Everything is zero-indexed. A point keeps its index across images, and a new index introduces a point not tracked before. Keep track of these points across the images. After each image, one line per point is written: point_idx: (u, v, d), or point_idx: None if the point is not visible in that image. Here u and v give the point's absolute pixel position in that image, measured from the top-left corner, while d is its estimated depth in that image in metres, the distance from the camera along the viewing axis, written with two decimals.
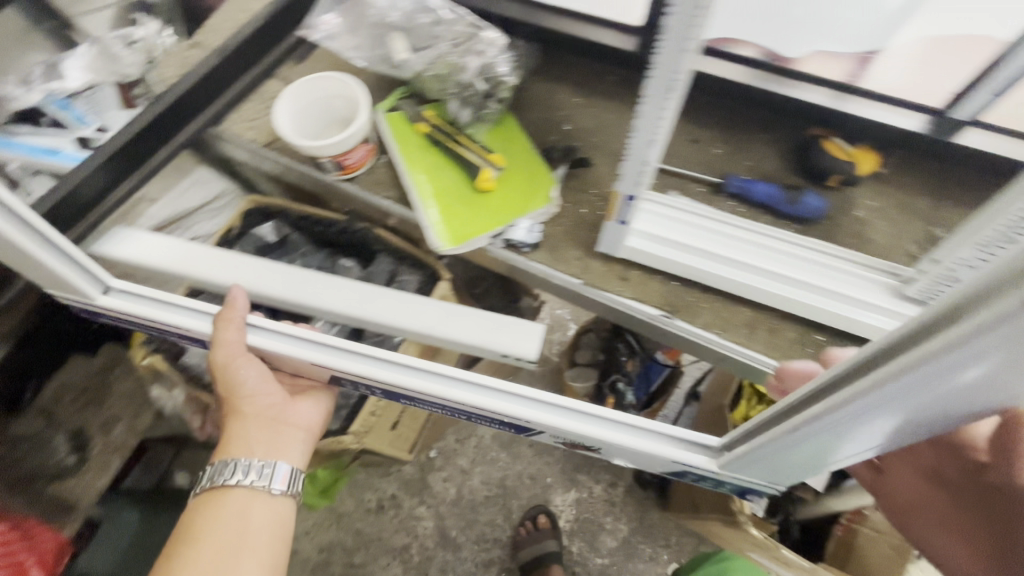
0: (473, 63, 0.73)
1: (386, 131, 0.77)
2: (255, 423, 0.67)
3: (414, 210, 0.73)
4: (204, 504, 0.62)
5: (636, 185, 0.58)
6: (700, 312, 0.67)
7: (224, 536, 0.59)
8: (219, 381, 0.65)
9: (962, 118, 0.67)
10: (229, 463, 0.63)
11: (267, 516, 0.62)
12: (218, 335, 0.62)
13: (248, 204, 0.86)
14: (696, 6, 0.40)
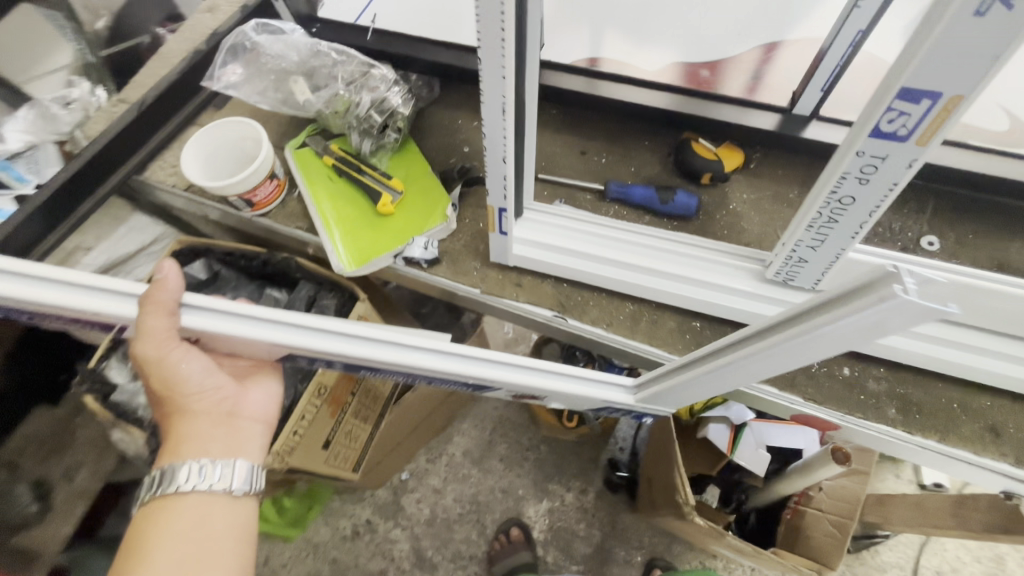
0: (367, 98, 0.80)
1: (295, 167, 0.83)
2: (207, 420, 0.60)
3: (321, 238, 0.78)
4: (156, 513, 0.56)
5: (502, 197, 0.63)
6: (587, 310, 0.73)
7: (186, 547, 0.55)
8: (153, 375, 0.57)
9: (805, 112, 0.75)
10: (181, 467, 0.57)
11: (231, 516, 0.59)
12: (145, 321, 0.51)
13: (178, 244, 0.89)
14: (497, 36, 0.46)
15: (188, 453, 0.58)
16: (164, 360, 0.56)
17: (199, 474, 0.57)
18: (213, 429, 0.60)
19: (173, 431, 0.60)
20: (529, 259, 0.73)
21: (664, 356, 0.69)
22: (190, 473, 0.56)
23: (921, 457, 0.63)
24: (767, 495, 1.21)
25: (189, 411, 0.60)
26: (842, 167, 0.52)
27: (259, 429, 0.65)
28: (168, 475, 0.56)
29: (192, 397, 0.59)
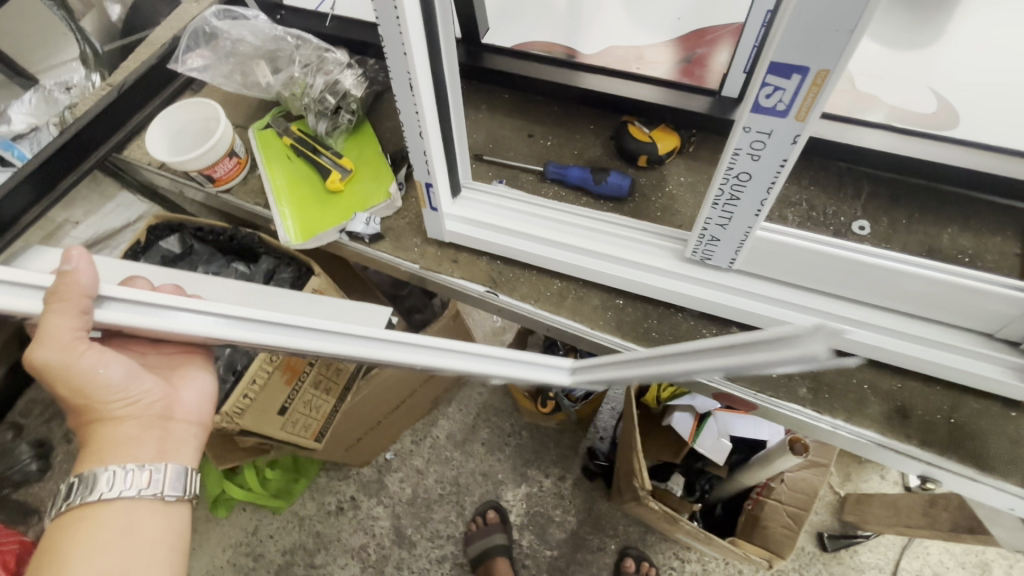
0: (321, 81, 0.85)
1: (255, 146, 0.88)
2: (132, 424, 0.59)
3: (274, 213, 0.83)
4: (75, 522, 0.54)
5: (427, 171, 0.66)
6: (517, 286, 0.76)
7: (114, 555, 0.52)
8: (65, 381, 0.55)
9: (735, 94, 0.77)
10: (105, 472, 0.55)
11: (159, 521, 0.57)
12: (54, 322, 0.50)
13: (154, 219, 0.96)
14: (392, 14, 0.49)
15: (112, 458, 0.57)
16: (77, 361, 0.54)
17: (122, 479, 0.55)
18: (138, 431, 0.58)
19: (92, 438, 0.57)
20: (463, 235, 0.76)
21: (587, 331, 0.72)
22: (111, 479, 0.55)
23: (835, 439, 0.64)
24: (730, 486, 1.21)
25: (111, 416, 0.58)
26: (734, 143, 0.53)
27: (193, 431, 0.64)
28: (88, 480, 0.55)
29: (114, 399, 0.57)
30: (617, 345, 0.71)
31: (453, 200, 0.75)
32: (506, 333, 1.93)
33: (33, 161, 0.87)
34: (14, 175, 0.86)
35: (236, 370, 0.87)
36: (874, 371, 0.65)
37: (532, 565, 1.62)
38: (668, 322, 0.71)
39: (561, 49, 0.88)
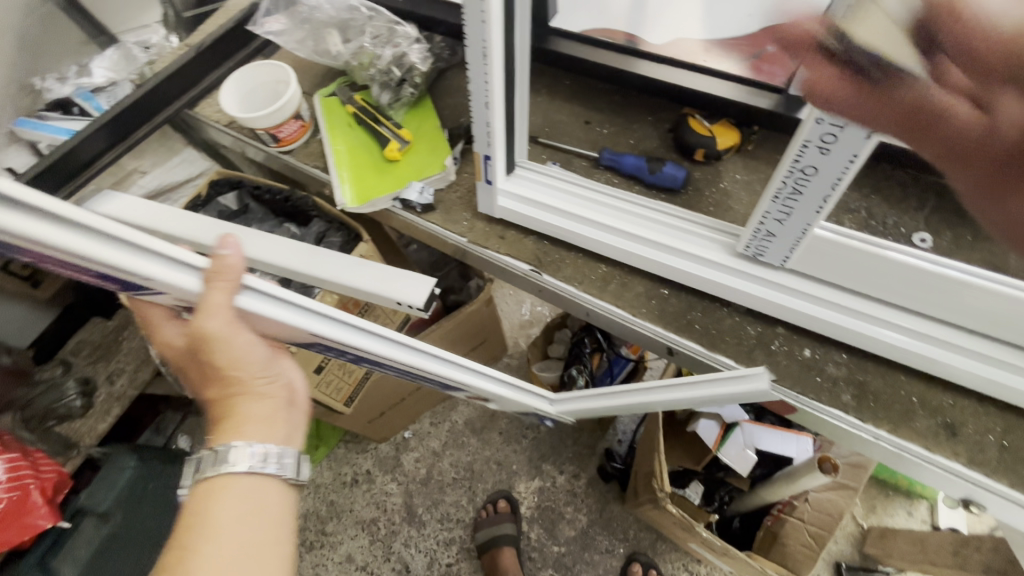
0: (389, 53, 0.88)
1: (320, 111, 0.91)
2: (270, 402, 0.59)
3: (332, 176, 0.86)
4: (214, 491, 0.55)
5: (488, 144, 0.68)
6: (562, 267, 0.76)
7: (249, 530, 0.54)
8: (215, 353, 0.54)
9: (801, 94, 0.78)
10: (247, 448, 0.56)
11: (285, 501, 0.60)
12: (214, 299, 0.50)
13: (216, 175, 1.01)
14: None
15: (250, 434, 0.57)
16: (234, 334, 0.53)
17: (264, 456, 0.56)
18: (272, 411, 0.59)
19: (229, 410, 0.58)
20: (514, 213, 0.77)
21: (628, 318, 0.72)
22: (257, 456, 0.56)
23: (874, 450, 0.63)
24: (751, 499, 1.19)
25: (256, 390, 0.59)
26: (803, 135, 0.52)
27: (304, 419, 0.65)
28: (228, 454, 0.55)
29: (256, 375, 0.58)
30: (657, 334, 0.71)
31: (508, 177, 0.76)
32: (533, 327, 1.94)
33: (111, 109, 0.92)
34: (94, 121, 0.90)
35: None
36: (923, 384, 0.63)
37: (538, 559, 1.62)
38: (712, 316, 0.71)
39: (625, 36, 0.88)
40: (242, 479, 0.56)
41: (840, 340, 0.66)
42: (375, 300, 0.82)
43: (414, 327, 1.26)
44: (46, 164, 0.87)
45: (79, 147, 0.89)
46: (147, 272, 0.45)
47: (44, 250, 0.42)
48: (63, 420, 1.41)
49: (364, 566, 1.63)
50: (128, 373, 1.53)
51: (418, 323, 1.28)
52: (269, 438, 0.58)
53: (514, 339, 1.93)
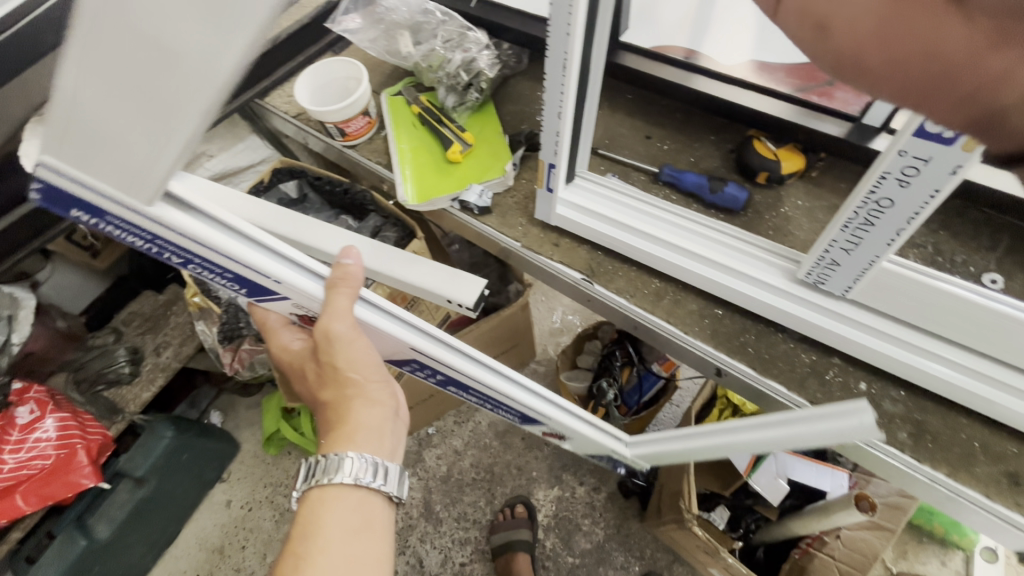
0: (458, 57, 0.90)
1: (386, 110, 0.94)
2: (380, 410, 0.71)
3: (394, 173, 0.89)
4: (328, 498, 0.65)
5: (554, 153, 0.69)
6: (615, 278, 0.77)
7: (352, 540, 0.63)
8: (339, 354, 0.69)
9: (875, 123, 0.79)
10: (355, 457, 0.66)
11: (386, 518, 0.68)
12: (335, 303, 0.69)
13: (279, 164, 1.05)
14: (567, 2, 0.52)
15: (363, 442, 0.68)
16: (354, 337, 0.69)
17: (367, 471, 0.66)
18: (382, 419, 0.70)
19: (347, 417, 0.70)
20: (571, 221, 0.78)
21: (679, 335, 0.72)
22: (362, 468, 0.66)
23: (928, 492, 0.62)
24: (779, 530, 1.16)
25: (369, 398, 0.71)
26: (882, 165, 0.51)
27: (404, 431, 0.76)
28: (339, 468, 0.65)
29: (369, 382, 0.71)
30: (707, 354, 0.71)
31: (567, 186, 0.77)
32: (563, 335, 1.94)
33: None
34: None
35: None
36: (985, 429, 0.62)
37: (551, 568, 1.61)
38: (765, 340, 0.71)
39: (683, 50, 0.95)
40: (350, 489, 0.66)
41: (899, 375, 0.65)
42: (426, 297, 0.86)
43: (453, 325, 1.28)
44: None
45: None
46: (283, 276, 0.65)
47: (210, 251, 0.61)
48: (111, 385, 1.51)
49: None
50: (174, 345, 1.60)
51: (457, 321, 1.30)
52: (375, 450, 0.68)
53: (544, 346, 1.93)
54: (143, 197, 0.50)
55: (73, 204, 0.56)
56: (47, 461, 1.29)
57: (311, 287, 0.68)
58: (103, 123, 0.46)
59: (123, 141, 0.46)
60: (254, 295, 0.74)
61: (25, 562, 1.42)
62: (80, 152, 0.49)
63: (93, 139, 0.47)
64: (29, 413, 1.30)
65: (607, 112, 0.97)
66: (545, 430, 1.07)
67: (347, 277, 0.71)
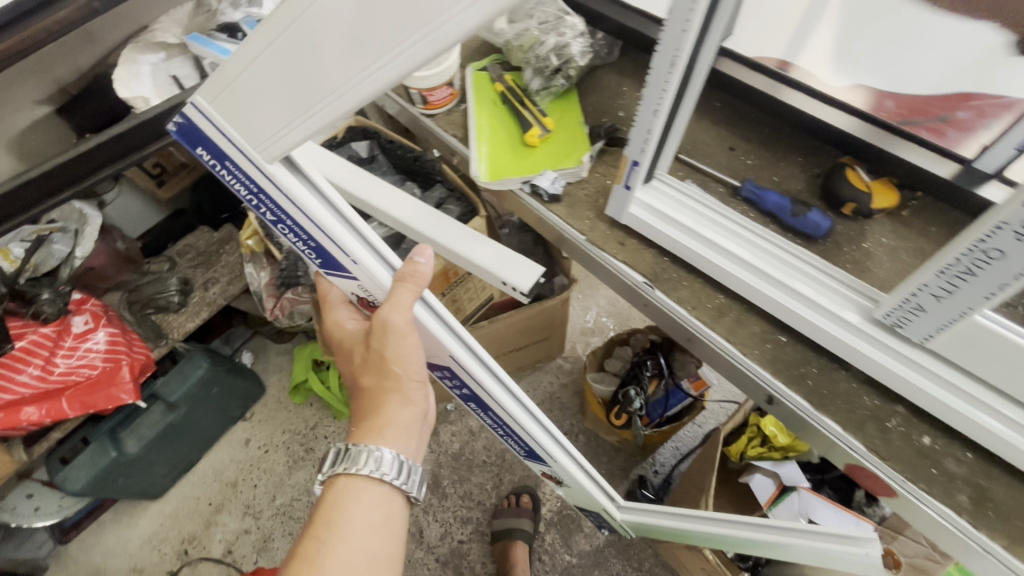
0: (552, 41, 0.89)
1: (470, 84, 0.94)
2: (412, 410, 0.76)
3: (469, 148, 0.89)
4: (353, 489, 0.70)
5: (641, 150, 0.68)
6: (678, 287, 0.75)
7: (369, 535, 0.68)
8: (391, 346, 0.74)
9: (987, 170, 0.78)
10: (384, 456, 0.70)
11: (402, 515, 0.74)
12: (401, 296, 0.73)
13: (354, 123, 1.06)
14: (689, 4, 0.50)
15: (391, 438, 0.72)
16: (409, 332, 0.74)
17: (392, 472, 0.70)
18: (412, 420, 0.75)
19: (381, 409, 0.74)
20: (642, 223, 0.77)
21: (736, 355, 0.71)
22: (389, 466, 0.70)
23: (981, 563, 0.59)
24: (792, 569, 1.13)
25: (405, 397, 0.75)
26: (1000, 215, 0.47)
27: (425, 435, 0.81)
28: (370, 460, 0.70)
29: (407, 381, 0.76)
30: (762, 379, 0.69)
31: (645, 186, 0.76)
32: (594, 336, 1.92)
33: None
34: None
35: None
36: None
37: (547, 563, 1.61)
38: (827, 377, 0.68)
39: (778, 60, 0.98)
40: (374, 484, 0.71)
41: (970, 436, 0.62)
42: (479, 274, 0.87)
43: (496, 307, 1.29)
44: None
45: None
46: (359, 256, 0.71)
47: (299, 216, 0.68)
48: (160, 311, 1.58)
49: None
50: (222, 282, 1.66)
51: (500, 305, 1.30)
52: (402, 449, 0.73)
53: (573, 343, 1.92)
54: (262, 157, 0.61)
55: (200, 143, 0.65)
56: (94, 370, 1.37)
57: (381, 274, 0.73)
58: (246, 96, 0.57)
59: (259, 113, 0.57)
60: (325, 266, 0.80)
61: (59, 462, 1.51)
62: (229, 106, 0.59)
63: (242, 103, 0.58)
64: (84, 323, 1.39)
65: (695, 119, 0.95)
66: (545, 469, 1.14)
67: (415, 274, 0.75)
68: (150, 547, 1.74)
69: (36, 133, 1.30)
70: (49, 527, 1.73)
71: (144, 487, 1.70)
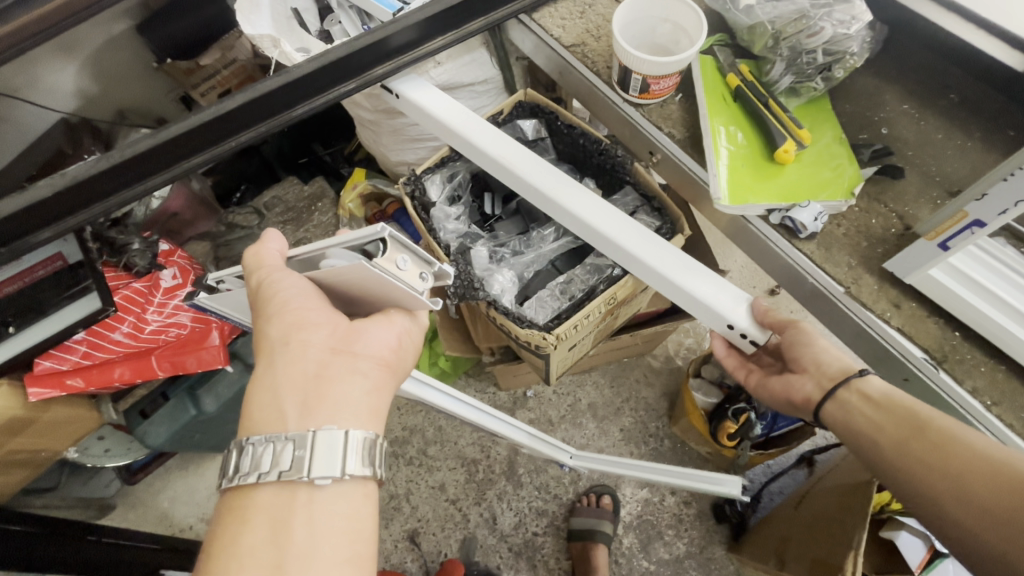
0: (826, 29, 0.85)
1: (698, 72, 0.92)
2: (300, 367, 0.65)
3: (705, 167, 0.87)
4: (296, 498, 0.61)
5: (1001, 213, 0.64)
6: (973, 374, 0.75)
7: (308, 535, 0.59)
8: (257, 307, 0.70)
9: None
10: (263, 455, 0.61)
11: (333, 504, 0.61)
12: (257, 285, 0.71)
13: (523, 99, 1.04)
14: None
15: (270, 421, 0.64)
16: (275, 297, 0.69)
17: (306, 464, 0.60)
18: (310, 374, 0.65)
19: (263, 376, 0.66)
20: (938, 285, 0.76)
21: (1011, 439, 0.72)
22: (288, 459, 0.60)
23: None
24: None
25: (287, 350, 0.66)
26: None
27: (354, 380, 0.66)
28: (284, 460, 0.60)
29: (281, 345, 0.67)
30: None
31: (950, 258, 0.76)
32: (688, 337, 1.80)
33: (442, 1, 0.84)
34: (427, 10, 0.82)
35: (574, 296, 0.93)
36: None
37: (623, 566, 1.58)
38: None
39: None
40: (299, 486, 0.61)
41: None
42: (695, 312, 0.79)
43: (639, 319, 1.24)
44: (370, 45, 0.82)
45: (395, 34, 0.83)
46: (289, 254, 0.75)
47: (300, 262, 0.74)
48: None
49: (454, 499, 1.67)
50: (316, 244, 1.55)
51: (645, 314, 1.26)
52: (277, 428, 0.63)
53: (665, 341, 1.80)
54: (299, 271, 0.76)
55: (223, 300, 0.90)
56: (183, 330, 1.24)
57: (262, 261, 0.73)
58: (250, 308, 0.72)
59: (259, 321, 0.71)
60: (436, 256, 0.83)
61: (139, 415, 1.45)
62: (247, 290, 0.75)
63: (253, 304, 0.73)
64: (172, 278, 1.28)
65: (972, 147, 0.88)
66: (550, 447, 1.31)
67: (261, 255, 0.73)
68: (218, 499, 1.73)
69: (114, 51, 1.33)
70: (116, 469, 1.70)
71: (216, 441, 1.66)
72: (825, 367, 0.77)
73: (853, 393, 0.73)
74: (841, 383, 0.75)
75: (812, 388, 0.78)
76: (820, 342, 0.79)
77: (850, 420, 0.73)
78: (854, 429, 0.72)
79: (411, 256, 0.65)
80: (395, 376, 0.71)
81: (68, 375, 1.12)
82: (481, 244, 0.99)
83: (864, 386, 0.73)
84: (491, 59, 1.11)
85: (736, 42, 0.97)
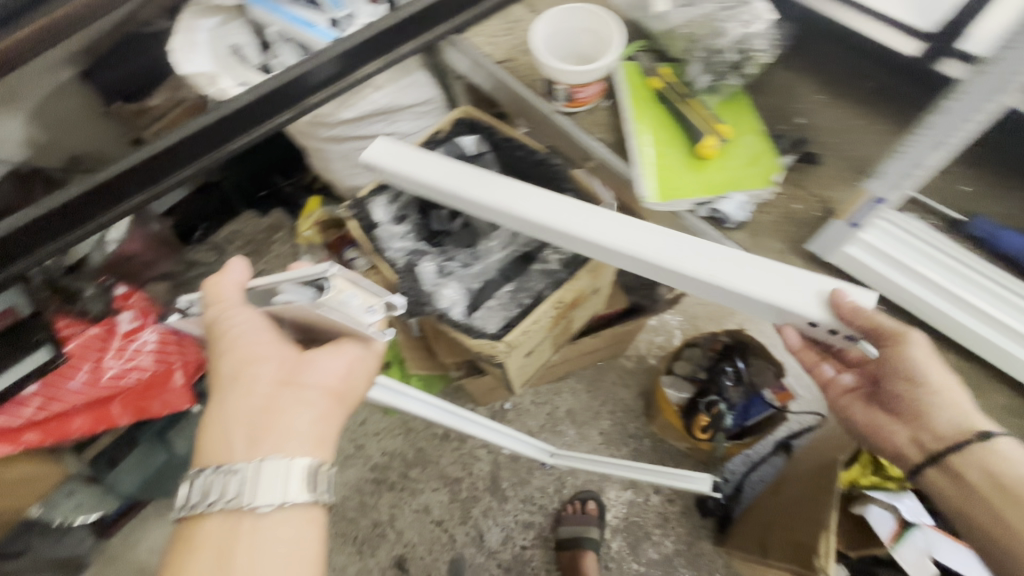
0: (734, 30, 0.90)
1: (622, 78, 0.98)
2: (249, 401, 0.66)
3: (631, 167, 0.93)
4: (241, 527, 0.60)
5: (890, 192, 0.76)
6: None
7: (252, 567, 0.58)
8: (214, 341, 0.71)
9: None
10: (211, 486, 0.61)
11: (278, 530, 0.61)
12: (213, 319, 0.72)
13: (460, 115, 1.08)
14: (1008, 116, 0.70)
15: (215, 452, 0.64)
16: (230, 332, 0.70)
17: (249, 493, 0.60)
18: (259, 407, 0.65)
19: (215, 409, 0.67)
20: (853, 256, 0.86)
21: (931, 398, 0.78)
22: (234, 488, 0.60)
23: None
24: None
25: (238, 384, 0.67)
26: None
27: (303, 411, 0.66)
28: (230, 489, 0.61)
29: (232, 378, 0.68)
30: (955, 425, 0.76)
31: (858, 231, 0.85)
32: (658, 335, 1.82)
33: (364, 29, 0.86)
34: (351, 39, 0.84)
35: (521, 303, 0.95)
36: None
37: (614, 571, 1.57)
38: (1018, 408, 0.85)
39: None
40: (244, 516, 0.60)
41: None
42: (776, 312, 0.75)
43: (598, 320, 1.26)
44: (297, 76, 0.84)
45: (322, 65, 0.85)
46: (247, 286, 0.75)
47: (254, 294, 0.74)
48: None
49: (440, 521, 1.65)
50: None
51: (602, 316, 1.28)
52: (224, 458, 0.63)
53: (636, 342, 1.82)
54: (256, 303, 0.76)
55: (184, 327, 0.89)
56: (145, 373, 1.22)
57: (218, 295, 0.73)
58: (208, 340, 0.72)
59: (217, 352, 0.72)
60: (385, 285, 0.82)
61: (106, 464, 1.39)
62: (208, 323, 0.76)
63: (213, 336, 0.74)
64: (131, 321, 1.25)
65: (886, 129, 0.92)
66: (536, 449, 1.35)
67: (218, 289, 0.74)
68: None
69: None
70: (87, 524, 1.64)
71: None
72: (932, 426, 0.76)
73: (975, 469, 0.72)
74: (955, 451, 0.73)
75: (908, 439, 0.79)
76: (947, 398, 0.75)
77: (966, 493, 0.73)
78: (967, 506, 0.73)
79: (360, 290, 0.65)
80: (345, 405, 0.70)
81: (25, 431, 1.10)
82: (427, 260, 1.01)
83: (982, 457, 0.71)
84: (430, 79, 1.14)
85: (656, 47, 1.02)
